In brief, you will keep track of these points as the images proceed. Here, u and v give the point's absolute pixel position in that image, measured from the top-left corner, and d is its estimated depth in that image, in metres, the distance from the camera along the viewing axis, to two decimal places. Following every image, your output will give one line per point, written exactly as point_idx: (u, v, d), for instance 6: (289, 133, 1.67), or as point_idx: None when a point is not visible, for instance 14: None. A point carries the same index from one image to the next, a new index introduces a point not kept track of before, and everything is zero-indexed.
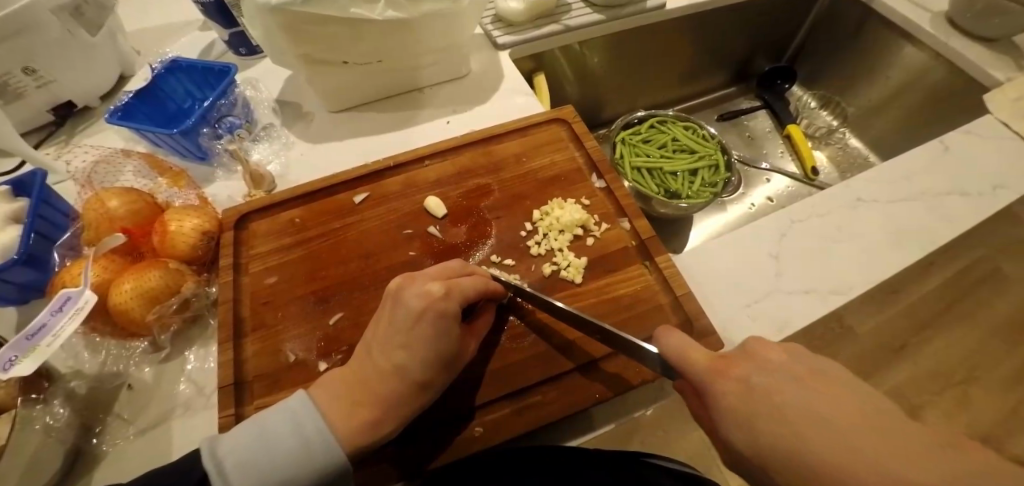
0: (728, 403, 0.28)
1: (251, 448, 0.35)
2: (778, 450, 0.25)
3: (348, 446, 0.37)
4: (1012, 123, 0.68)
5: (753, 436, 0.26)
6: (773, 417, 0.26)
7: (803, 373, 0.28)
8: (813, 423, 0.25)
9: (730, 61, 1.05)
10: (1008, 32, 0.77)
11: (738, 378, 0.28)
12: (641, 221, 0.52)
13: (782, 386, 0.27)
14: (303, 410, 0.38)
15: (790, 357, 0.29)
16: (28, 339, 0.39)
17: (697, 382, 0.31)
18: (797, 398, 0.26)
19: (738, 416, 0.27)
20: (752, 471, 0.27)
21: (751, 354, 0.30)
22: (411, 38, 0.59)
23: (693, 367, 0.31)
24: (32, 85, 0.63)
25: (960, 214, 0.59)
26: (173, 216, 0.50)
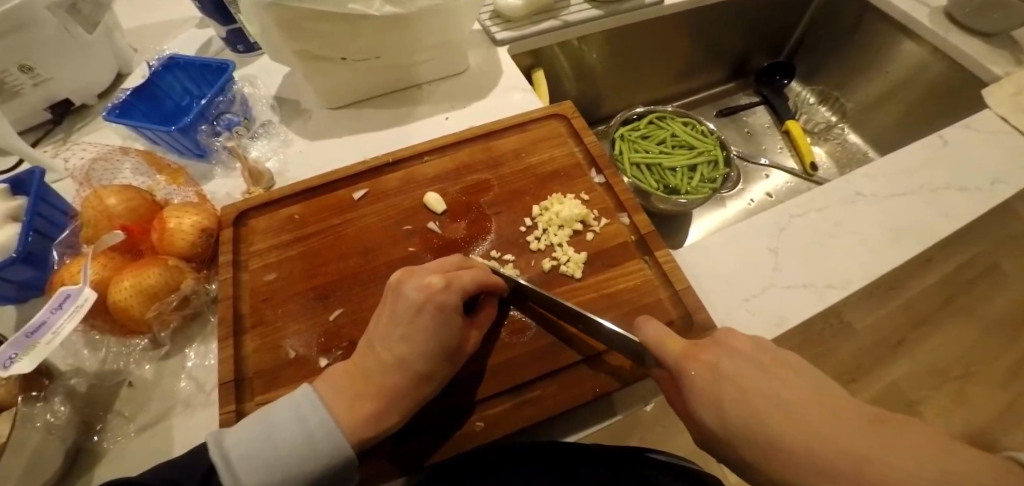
0: (697, 385, 0.31)
1: (256, 441, 0.36)
2: (742, 425, 0.29)
3: (351, 440, 0.37)
4: (1011, 118, 0.68)
5: (720, 414, 0.30)
6: (737, 396, 0.29)
7: (764, 360, 0.31)
8: (765, 399, 0.29)
9: (729, 57, 1.05)
10: (1005, 28, 0.77)
11: (707, 363, 0.32)
12: (640, 216, 0.52)
13: (745, 372, 0.30)
14: (305, 403, 0.38)
15: (754, 347, 0.33)
16: (28, 337, 0.39)
17: (672, 369, 0.34)
18: (755, 381, 0.30)
19: (706, 397, 0.31)
20: (719, 449, 0.30)
21: (719, 343, 0.33)
22: (409, 34, 0.59)
23: (670, 355, 0.34)
24: (29, 83, 0.63)
25: (958, 209, 0.59)
26: (173, 213, 0.49)
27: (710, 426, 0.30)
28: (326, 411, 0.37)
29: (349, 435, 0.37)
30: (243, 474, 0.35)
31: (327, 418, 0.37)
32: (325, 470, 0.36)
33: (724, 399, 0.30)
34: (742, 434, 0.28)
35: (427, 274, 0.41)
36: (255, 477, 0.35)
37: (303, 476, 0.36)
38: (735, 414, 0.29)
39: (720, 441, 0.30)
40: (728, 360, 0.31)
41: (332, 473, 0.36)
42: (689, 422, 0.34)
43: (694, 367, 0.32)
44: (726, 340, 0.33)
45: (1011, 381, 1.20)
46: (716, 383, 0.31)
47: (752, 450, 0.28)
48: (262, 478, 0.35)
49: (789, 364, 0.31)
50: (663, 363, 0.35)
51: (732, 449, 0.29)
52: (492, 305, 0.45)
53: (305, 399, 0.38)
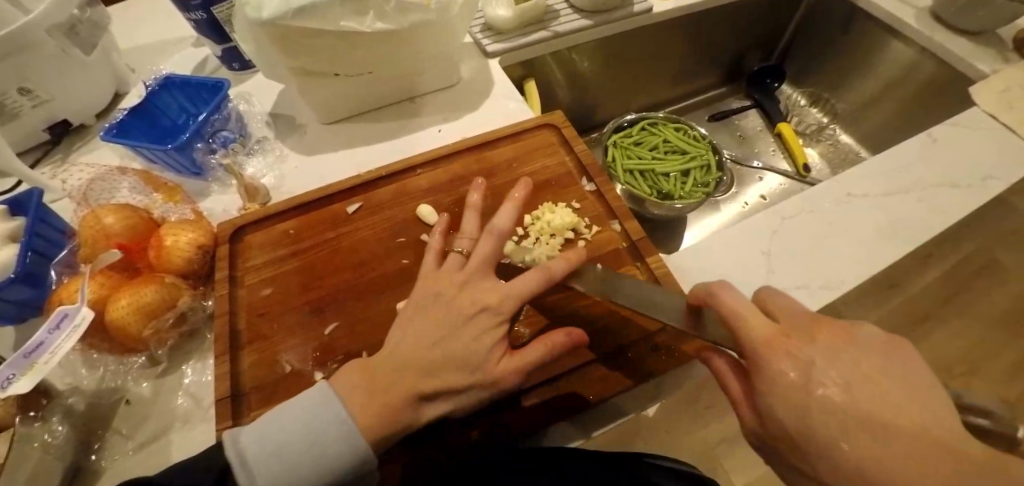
0: (784, 385, 0.29)
1: (273, 440, 0.35)
2: (827, 439, 0.27)
3: (368, 438, 0.36)
4: (999, 114, 0.68)
5: (804, 424, 0.28)
6: (826, 407, 0.27)
7: (864, 369, 0.29)
8: (858, 418, 0.27)
9: (719, 61, 1.06)
10: (992, 25, 0.78)
11: (797, 361, 0.29)
12: (631, 222, 0.52)
13: (840, 379, 0.28)
14: (321, 401, 0.37)
15: (850, 351, 0.30)
16: (26, 357, 0.40)
17: (750, 357, 0.31)
18: (849, 395, 0.27)
19: (789, 404, 0.28)
20: (786, 448, 0.29)
21: (813, 335, 0.30)
22: (401, 48, 0.60)
23: (749, 340, 0.31)
24: (29, 104, 0.64)
25: (950, 206, 0.59)
26: (169, 231, 0.50)
27: (786, 430, 0.28)
28: (342, 409, 0.36)
29: (363, 434, 0.36)
30: (260, 472, 0.35)
31: (344, 415, 0.36)
32: (341, 468, 0.35)
33: (812, 409, 0.27)
34: (824, 449, 0.27)
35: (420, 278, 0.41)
36: (271, 475, 0.34)
37: (318, 475, 0.35)
38: (819, 425, 0.27)
39: (793, 443, 0.28)
40: (823, 360, 0.29)
41: (345, 474, 0.36)
42: (746, 409, 0.32)
43: (782, 364, 0.29)
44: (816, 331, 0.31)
45: (1014, 379, 1.19)
46: (807, 393, 0.28)
47: (831, 461, 0.27)
48: (277, 478, 0.35)
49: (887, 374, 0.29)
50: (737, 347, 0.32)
51: (801, 453, 0.28)
52: None
53: (321, 397, 0.37)
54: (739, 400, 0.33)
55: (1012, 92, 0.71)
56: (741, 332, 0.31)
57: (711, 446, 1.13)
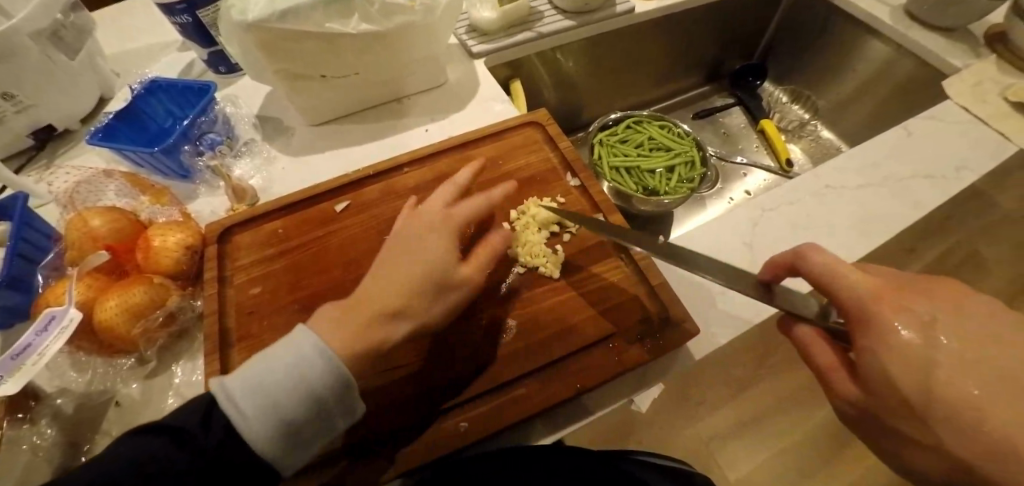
0: (908, 345, 0.30)
1: (256, 373, 0.36)
2: (959, 409, 0.29)
3: (348, 363, 0.36)
4: (972, 107, 0.71)
5: (929, 388, 0.29)
6: (954, 373, 0.29)
7: (966, 331, 0.31)
8: (994, 388, 0.29)
9: (702, 61, 1.08)
10: (963, 22, 0.80)
11: (915, 319, 0.31)
12: (615, 216, 0.54)
13: (957, 345, 0.30)
14: (300, 335, 0.37)
15: (950, 311, 0.32)
16: (14, 359, 0.40)
17: (859, 320, 0.32)
18: (970, 362, 0.30)
19: (913, 361, 0.30)
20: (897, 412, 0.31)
21: (932, 301, 0.33)
22: (387, 50, 0.61)
23: (858, 305, 0.32)
24: (12, 110, 0.63)
25: (925, 196, 0.61)
26: (157, 232, 0.50)
27: (904, 395, 0.30)
28: (322, 339, 0.37)
29: (343, 359, 0.36)
30: (244, 403, 0.35)
31: (322, 343, 0.37)
32: (325, 395, 0.36)
33: (939, 373, 0.29)
34: (948, 412, 0.29)
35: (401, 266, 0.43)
36: (254, 406, 0.35)
37: (303, 404, 0.35)
38: (947, 390, 0.29)
39: (911, 406, 0.30)
40: (941, 327, 0.31)
41: (330, 400, 0.36)
42: (841, 378, 0.34)
43: (909, 327, 0.30)
44: (935, 300, 0.33)
45: None
46: (927, 351, 0.30)
47: (956, 421, 0.29)
48: (260, 407, 0.35)
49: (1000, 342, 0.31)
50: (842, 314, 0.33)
51: (917, 414, 0.30)
52: None
53: (301, 332, 0.38)
54: (830, 367, 0.34)
55: (984, 86, 0.73)
56: (843, 295, 0.33)
57: (703, 443, 1.13)
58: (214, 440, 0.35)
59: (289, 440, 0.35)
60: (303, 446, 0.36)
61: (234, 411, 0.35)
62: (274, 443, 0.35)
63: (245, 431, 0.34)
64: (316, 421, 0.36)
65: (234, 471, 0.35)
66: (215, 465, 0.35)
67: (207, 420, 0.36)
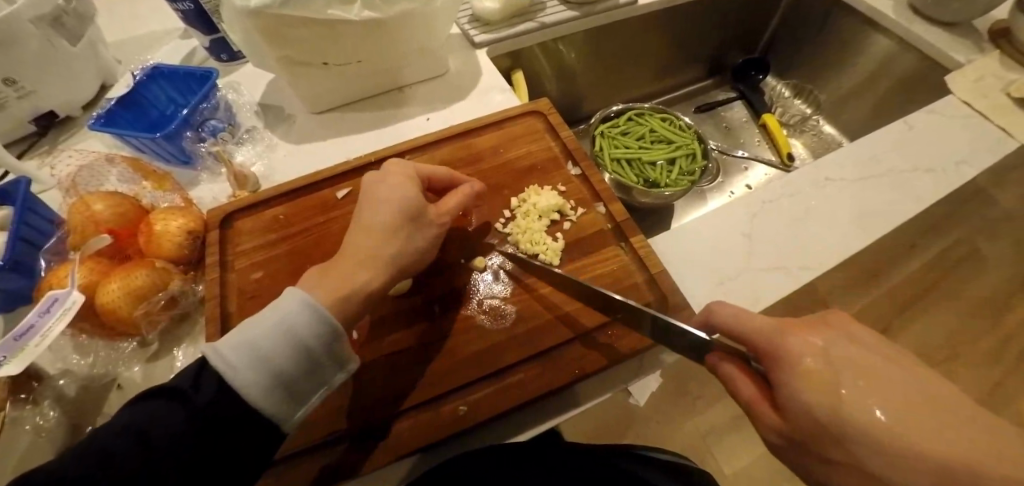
0: (809, 369, 0.30)
1: (243, 330, 0.37)
2: (867, 427, 0.27)
3: (334, 313, 0.39)
4: (973, 102, 0.71)
5: (837, 406, 0.28)
6: (860, 387, 0.28)
7: (874, 353, 0.31)
8: (901, 408, 0.27)
9: (704, 54, 1.08)
10: (967, 17, 0.80)
11: (815, 344, 0.31)
12: (615, 204, 0.54)
13: (861, 361, 0.30)
14: (284, 294, 0.39)
15: (858, 336, 0.32)
16: (16, 340, 0.40)
17: (766, 347, 0.32)
18: (875, 377, 0.29)
19: (818, 385, 0.29)
20: (819, 441, 0.29)
21: (829, 325, 0.32)
22: (389, 38, 0.60)
23: (761, 332, 0.33)
24: (14, 95, 0.64)
25: (925, 189, 0.61)
26: (159, 216, 0.51)
27: (816, 418, 0.29)
28: (306, 294, 0.39)
29: (328, 310, 0.39)
30: (234, 357, 0.35)
31: (306, 297, 0.38)
32: (315, 343, 0.37)
33: (843, 388, 0.29)
34: (860, 432, 0.27)
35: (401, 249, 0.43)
36: (245, 359, 0.35)
37: (294, 353, 0.37)
38: (853, 405, 0.28)
39: (823, 432, 0.29)
40: (842, 345, 0.31)
41: (320, 349, 0.38)
42: (769, 413, 0.32)
43: (801, 348, 0.30)
44: (838, 322, 0.33)
45: None
46: (831, 373, 0.29)
47: (869, 446, 0.27)
48: (250, 360, 0.35)
49: (902, 359, 0.31)
50: (750, 344, 0.34)
51: (832, 440, 0.28)
52: None
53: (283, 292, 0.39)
54: (756, 400, 0.33)
55: (986, 81, 0.73)
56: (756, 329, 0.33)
57: (700, 437, 1.14)
58: (204, 399, 0.34)
59: (282, 392, 0.36)
60: (295, 399, 0.37)
61: (223, 366, 0.35)
62: (268, 399, 0.36)
63: (237, 385, 0.35)
64: (307, 372, 0.37)
65: (224, 433, 0.34)
66: (208, 425, 0.34)
67: (197, 382, 0.35)
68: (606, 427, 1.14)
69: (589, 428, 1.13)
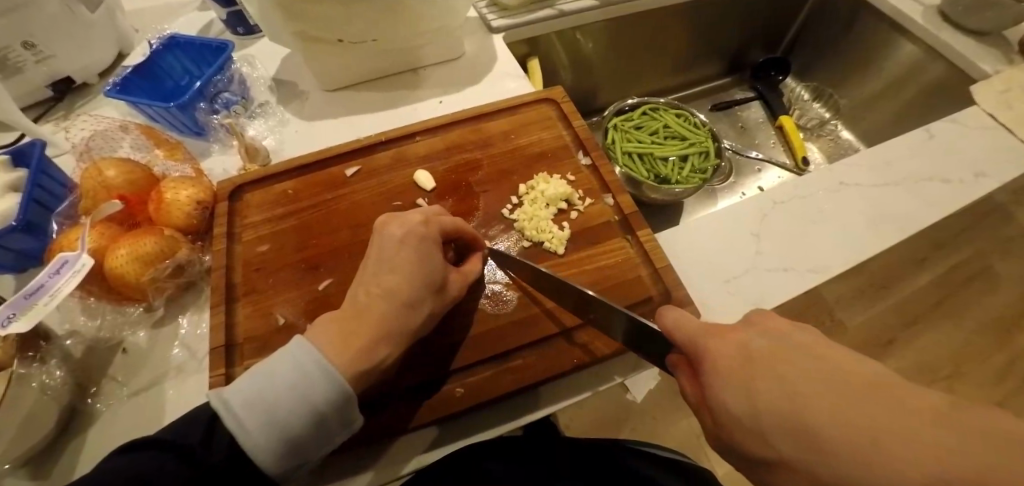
0: (723, 365, 0.27)
1: (256, 387, 0.36)
2: (782, 418, 0.23)
3: (348, 376, 0.38)
4: (997, 113, 0.69)
5: (750, 402, 0.25)
6: (773, 377, 0.25)
7: (807, 344, 0.26)
8: (814, 391, 0.23)
9: (724, 52, 1.06)
10: (998, 26, 0.78)
11: (736, 341, 0.28)
12: (624, 196, 0.53)
13: (778, 352, 0.26)
14: (299, 350, 0.38)
15: (796, 329, 0.28)
16: (27, 298, 0.40)
17: (693, 349, 0.30)
18: (789, 364, 0.25)
19: (733, 380, 0.26)
20: (744, 442, 0.25)
21: (753, 323, 0.29)
22: (406, 19, 0.60)
23: (691, 333, 0.31)
24: (32, 59, 0.64)
25: (941, 200, 0.60)
26: (170, 186, 0.51)
27: (734, 416, 0.25)
28: (321, 354, 0.38)
29: (343, 373, 0.38)
30: (246, 417, 0.35)
31: (323, 359, 0.37)
32: (326, 410, 0.37)
33: (754, 381, 0.25)
34: (777, 425, 0.23)
35: (404, 227, 0.43)
36: (254, 415, 0.35)
37: (306, 418, 0.36)
38: (763, 392, 0.24)
39: (743, 430, 0.25)
40: (761, 339, 0.27)
41: (330, 413, 0.37)
42: (705, 417, 0.29)
43: (720, 347, 0.28)
44: (763, 320, 0.29)
45: (999, 383, 1.20)
46: (745, 366, 0.26)
47: (786, 444, 0.23)
48: (257, 411, 0.35)
49: (831, 344, 0.26)
50: (683, 349, 0.31)
51: (750, 440, 0.25)
52: (477, 258, 0.48)
53: (299, 348, 0.38)
54: (695, 407, 0.30)
55: (1012, 93, 0.71)
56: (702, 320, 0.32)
57: (695, 436, 1.14)
58: (221, 456, 0.36)
59: (289, 453, 0.36)
60: (302, 459, 0.37)
61: (234, 425, 0.35)
62: (274, 451, 0.35)
63: (248, 446, 0.35)
64: (316, 435, 0.37)
65: (239, 470, 0.37)
66: (218, 474, 0.36)
67: (209, 439, 0.37)
68: (602, 420, 1.14)
69: (585, 421, 1.14)
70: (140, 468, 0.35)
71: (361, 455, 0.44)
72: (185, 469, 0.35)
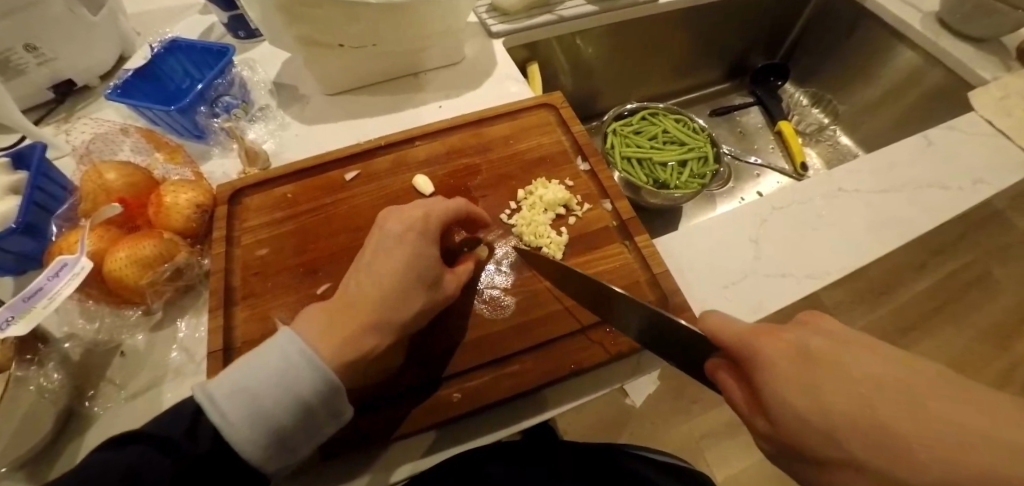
0: (780, 366, 0.27)
1: (241, 379, 0.36)
2: (853, 422, 0.24)
3: (336, 368, 0.38)
4: (995, 120, 0.69)
5: (816, 402, 0.25)
6: (839, 379, 0.25)
7: (863, 344, 0.27)
8: (886, 395, 0.24)
9: (724, 57, 1.07)
10: (996, 33, 0.78)
11: (787, 341, 0.28)
12: (622, 202, 0.54)
13: (837, 352, 0.27)
14: (287, 341, 0.38)
15: (842, 328, 0.28)
16: (25, 301, 0.40)
17: (736, 351, 0.30)
18: (854, 366, 0.26)
19: (793, 381, 0.26)
20: (806, 445, 0.26)
21: (801, 322, 0.29)
22: (407, 23, 0.60)
23: (731, 334, 0.30)
24: (33, 62, 0.64)
25: (939, 206, 0.60)
26: (170, 189, 0.51)
27: (798, 418, 0.26)
28: (308, 345, 0.38)
29: (330, 364, 0.38)
30: (230, 408, 0.35)
31: (308, 349, 0.37)
32: (315, 402, 0.37)
33: (818, 381, 0.26)
34: (849, 429, 0.24)
35: (403, 231, 0.43)
36: (241, 408, 0.35)
37: (294, 410, 0.36)
38: (830, 395, 0.25)
39: (806, 433, 0.25)
40: (815, 338, 0.28)
41: (319, 405, 0.37)
42: (758, 418, 0.29)
43: (772, 346, 0.28)
44: (813, 319, 0.29)
45: (998, 389, 1.20)
46: (803, 367, 0.26)
47: (859, 448, 0.24)
48: (245, 404, 0.35)
49: (880, 344, 0.27)
50: (725, 349, 0.31)
51: (814, 442, 0.25)
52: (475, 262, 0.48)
53: (286, 339, 0.38)
54: (746, 409, 0.30)
55: (1011, 99, 0.71)
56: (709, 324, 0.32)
57: (694, 440, 1.13)
58: (204, 446, 0.36)
59: (277, 444, 0.36)
60: (292, 450, 0.37)
61: (216, 417, 0.35)
62: (261, 444, 0.36)
63: (233, 438, 0.35)
64: (304, 426, 0.37)
65: (220, 464, 0.37)
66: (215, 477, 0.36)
67: (195, 429, 0.36)
68: (601, 425, 1.14)
69: (584, 425, 1.14)
70: (130, 461, 0.35)
71: (359, 460, 0.44)
72: (172, 461, 0.35)
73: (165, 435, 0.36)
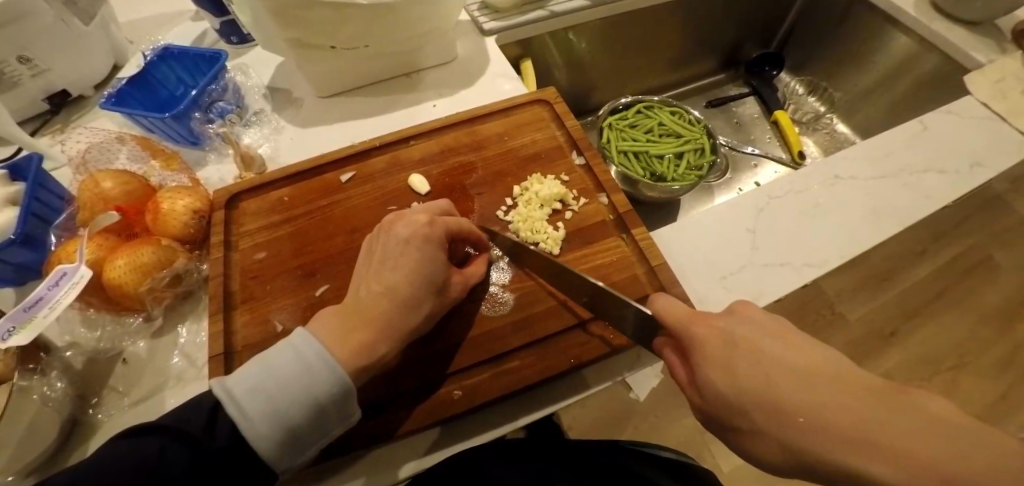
0: (707, 350, 0.30)
1: (258, 377, 0.37)
2: (758, 399, 0.27)
3: (347, 372, 0.38)
4: (991, 103, 0.69)
5: (732, 384, 0.28)
6: (751, 364, 0.28)
7: (778, 329, 0.30)
8: (796, 376, 0.27)
9: (718, 48, 1.07)
10: (991, 15, 0.78)
11: (717, 327, 0.31)
12: (618, 195, 0.54)
13: (754, 337, 0.29)
14: (302, 341, 0.38)
15: (767, 316, 0.31)
16: (26, 311, 0.41)
17: (679, 334, 0.33)
18: (763, 351, 0.28)
19: (716, 364, 0.30)
20: (726, 419, 0.29)
21: (733, 311, 0.32)
22: (398, 24, 0.60)
23: (679, 317, 0.34)
24: (28, 73, 0.64)
25: (938, 191, 0.60)
26: (166, 195, 0.51)
27: (717, 395, 0.29)
28: (323, 346, 0.38)
29: (346, 366, 0.38)
30: (248, 406, 0.36)
31: (324, 351, 0.38)
32: (326, 402, 0.37)
33: (735, 366, 0.29)
34: (757, 404, 0.27)
35: (408, 227, 0.44)
36: (258, 406, 0.36)
37: (307, 410, 0.37)
38: (742, 379, 0.28)
39: (724, 412, 0.29)
40: (740, 326, 0.30)
41: (330, 405, 0.37)
42: (692, 394, 0.32)
43: (704, 332, 0.31)
44: (741, 307, 0.32)
45: (1002, 374, 1.20)
46: (726, 349, 0.30)
47: (762, 423, 0.27)
48: (264, 404, 0.36)
49: (790, 328, 0.30)
50: (669, 329, 0.35)
51: (733, 421, 0.29)
52: (481, 260, 0.49)
53: (301, 339, 0.39)
54: (684, 385, 0.33)
55: (1006, 82, 0.71)
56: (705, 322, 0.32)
57: (699, 433, 1.14)
58: (222, 442, 0.35)
59: (293, 442, 0.37)
60: (299, 450, 0.37)
61: (240, 417, 0.35)
62: (274, 442, 0.36)
63: (248, 433, 0.35)
64: (317, 427, 0.37)
65: (229, 467, 0.36)
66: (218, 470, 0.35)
67: (213, 424, 0.36)
68: (605, 420, 1.14)
69: (588, 421, 1.14)
70: (147, 454, 0.34)
71: (363, 460, 0.44)
72: (186, 456, 0.35)
73: (183, 430, 0.35)
